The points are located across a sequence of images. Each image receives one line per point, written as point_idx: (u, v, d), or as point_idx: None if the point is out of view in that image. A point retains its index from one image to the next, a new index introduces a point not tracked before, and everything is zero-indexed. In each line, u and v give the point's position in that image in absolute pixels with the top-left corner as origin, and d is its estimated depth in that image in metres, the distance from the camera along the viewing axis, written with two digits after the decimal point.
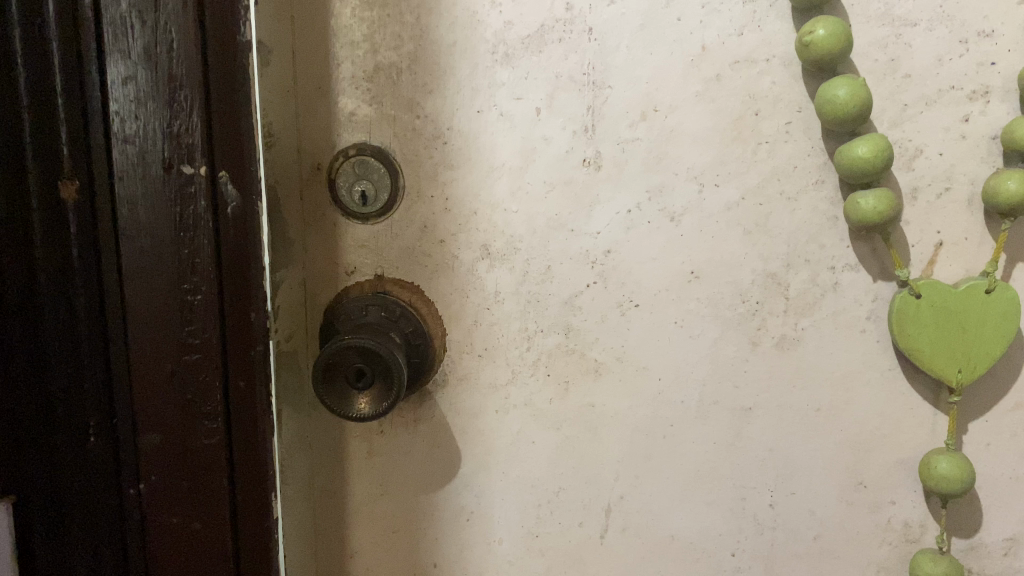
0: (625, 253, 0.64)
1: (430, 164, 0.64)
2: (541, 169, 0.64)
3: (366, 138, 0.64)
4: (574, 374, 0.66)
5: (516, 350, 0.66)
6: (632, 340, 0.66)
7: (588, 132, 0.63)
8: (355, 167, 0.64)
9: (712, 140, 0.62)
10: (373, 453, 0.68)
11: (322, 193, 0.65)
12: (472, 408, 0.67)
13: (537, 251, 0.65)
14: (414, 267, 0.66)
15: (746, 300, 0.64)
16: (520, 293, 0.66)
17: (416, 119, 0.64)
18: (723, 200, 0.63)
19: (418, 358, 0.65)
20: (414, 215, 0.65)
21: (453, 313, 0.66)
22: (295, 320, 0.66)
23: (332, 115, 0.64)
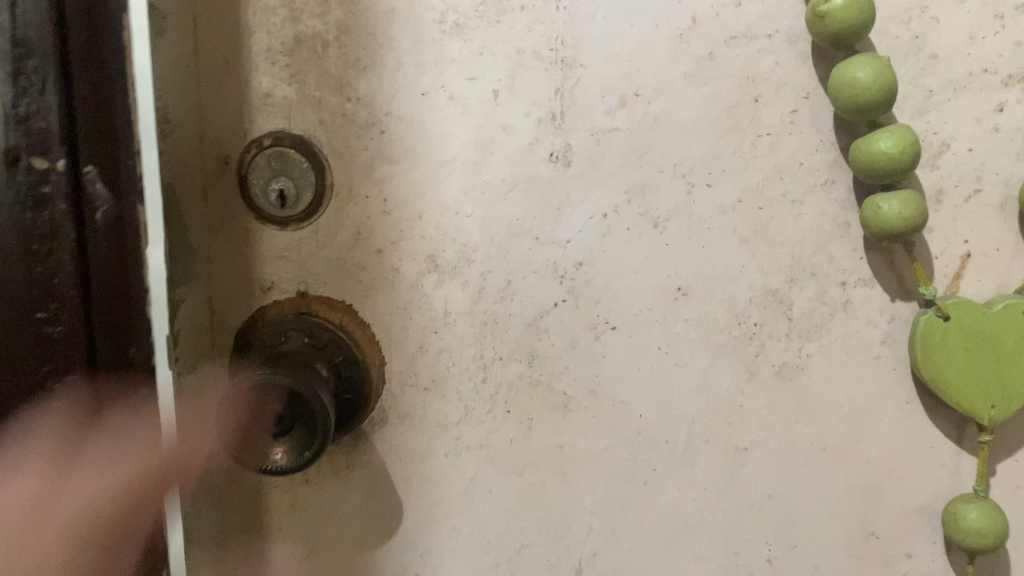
0: (601, 266, 0.54)
1: (363, 158, 0.53)
2: (499, 165, 0.53)
3: (285, 125, 0.52)
4: (540, 411, 0.56)
5: (470, 382, 0.55)
6: (608, 369, 0.55)
7: (555, 120, 0.52)
8: (272, 161, 0.52)
9: (705, 131, 0.52)
10: (296, 506, 0.57)
11: (232, 192, 0.53)
12: (418, 451, 0.56)
13: (494, 263, 0.54)
14: (345, 282, 0.54)
15: (742, 320, 0.54)
16: (475, 313, 0.55)
17: (346, 102, 0.52)
18: (717, 202, 0.53)
19: (350, 394, 0.54)
20: (345, 221, 0.53)
21: (393, 337, 0.55)
22: (202, 344, 0.55)
23: (242, 97, 0.52)
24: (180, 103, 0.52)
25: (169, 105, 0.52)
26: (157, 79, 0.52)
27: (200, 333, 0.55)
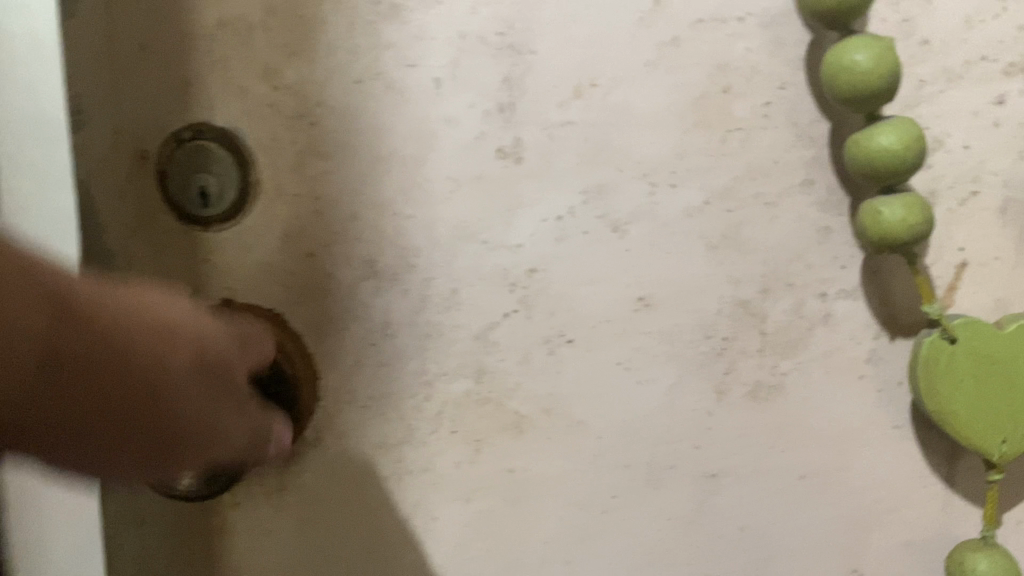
0: (555, 273, 0.49)
1: (292, 153, 0.48)
2: (442, 161, 0.48)
3: (207, 116, 0.48)
4: (489, 431, 0.51)
5: (412, 400, 0.50)
6: (564, 387, 0.50)
7: (504, 112, 0.47)
8: (193, 156, 0.48)
9: (668, 125, 0.47)
10: (222, 533, 0.52)
11: (150, 189, 0.48)
12: (357, 474, 0.52)
13: (437, 269, 0.49)
14: (275, 288, 0.50)
15: (712, 334, 0.49)
16: (417, 324, 0.50)
17: (274, 91, 0.47)
18: (682, 204, 0.48)
19: (278, 412, 0.49)
20: (274, 222, 0.49)
21: (328, 349, 0.50)
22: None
23: (161, 86, 0.48)
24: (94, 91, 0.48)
25: (82, 95, 0.48)
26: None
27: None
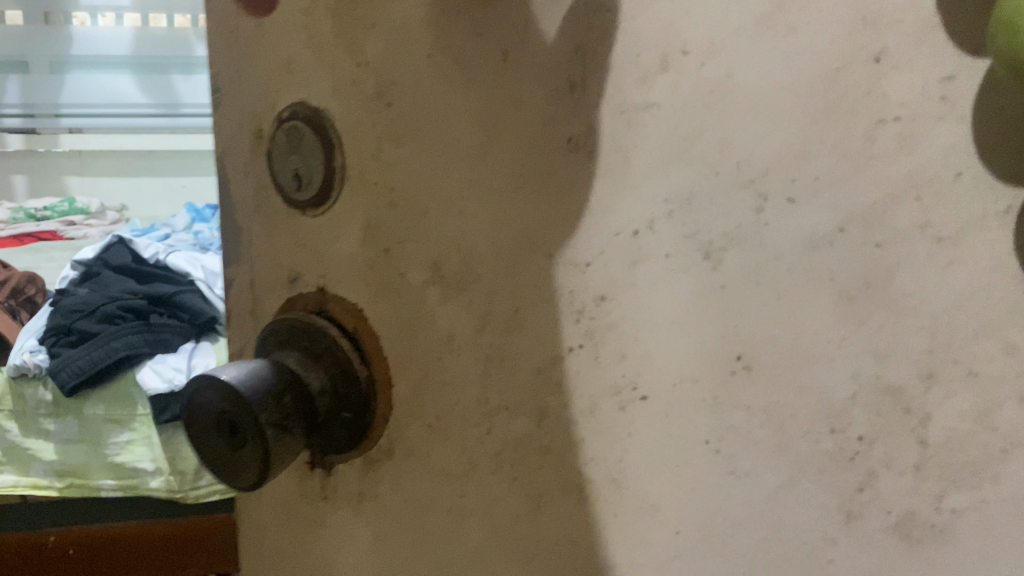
0: (633, 303, 0.36)
1: (372, 137, 0.41)
2: (506, 150, 0.37)
3: (304, 94, 0.43)
4: (550, 489, 0.40)
5: (473, 429, 0.41)
6: (636, 455, 0.37)
7: (576, 90, 0.35)
8: (289, 137, 0.44)
9: (791, 112, 0.32)
10: (317, 522, 0.50)
11: (262, 167, 0.47)
12: (420, 499, 0.45)
13: (500, 284, 0.39)
14: (359, 282, 0.44)
15: (839, 428, 0.34)
16: (480, 345, 0.40)
17: (355, 69, 0.41)
18: (803, 227, 0.33)
19: (350, 413, 0.45)
20: (356, 209, 0.43)
21: (401, 355, 0.43)
22: (246, 327, 0.52)
23: (269, 61, 0.45)
24: (228, 69, 0.48)
25: (220, 75, 0.49)
26: (212, 45, 0.49)
27: (243, 315, 0.52)
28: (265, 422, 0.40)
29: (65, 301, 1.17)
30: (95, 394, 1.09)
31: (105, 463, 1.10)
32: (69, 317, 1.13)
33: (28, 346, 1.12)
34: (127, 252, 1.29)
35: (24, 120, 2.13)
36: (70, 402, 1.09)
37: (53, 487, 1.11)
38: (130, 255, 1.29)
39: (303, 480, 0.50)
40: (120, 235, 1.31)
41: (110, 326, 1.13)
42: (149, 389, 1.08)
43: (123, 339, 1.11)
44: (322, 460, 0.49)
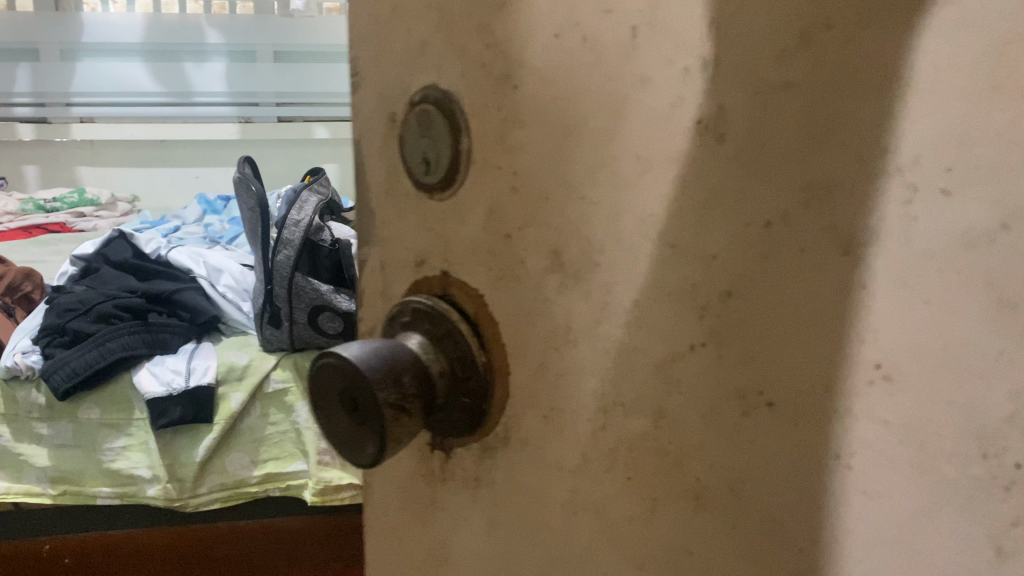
0: (760, 300, 0.33)
1: (497, 120, 0.40)
2: (630, 134, 0.36)
3: (433, 77, 0.42)
4: (663, 490, 0.38)
5: (586, 422, 0.40)
6: (757, 464, 0.35)
7: (705, 70, 0.33)
8: (417, 118, 0.43)
9: (948, 93, 0.28)
10: (437, 502, 0.51)
11: (396, 152, 0.47)
12: (533, 489, 0.44)
13: (621, 272, 0.37)
14: (480, 268, 0.44)
15: (990, 453, 0.29)
16: (597, 336, 0.39)
17: (485, 50, 0.40)
18: (955, 225, 0.29)
19: (470, 399, 0.45)
20: (479, 193, 0.42)
21: (519, 343, 0.43)
22: (376, 308, 0.53)
23: (399, 42, 0.45)
24: (364, 49, 0.49)
25: (360, 61, 0.49)
26: (354, 29, 0.49)
27: (374, 297, 0.53)
28: (383, 399, 0.40)
29: (64, 300, 1.54)
30: (89, 403, 1.46)
31: (101, 468, 1.47)
32: (70, 317, 1.49)
33: (21, 347, 1.47)
34: (127, 248, 1.73)
35: (34, 108, 2.80)
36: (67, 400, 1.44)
37: (48, 493, 1.48)
38: (128, 252, 1.72)
39: (425, 469, 0.51)
40: (117, 231, 1.75)
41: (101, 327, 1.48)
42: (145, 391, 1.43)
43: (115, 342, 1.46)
44: (442, 444, 0.49)
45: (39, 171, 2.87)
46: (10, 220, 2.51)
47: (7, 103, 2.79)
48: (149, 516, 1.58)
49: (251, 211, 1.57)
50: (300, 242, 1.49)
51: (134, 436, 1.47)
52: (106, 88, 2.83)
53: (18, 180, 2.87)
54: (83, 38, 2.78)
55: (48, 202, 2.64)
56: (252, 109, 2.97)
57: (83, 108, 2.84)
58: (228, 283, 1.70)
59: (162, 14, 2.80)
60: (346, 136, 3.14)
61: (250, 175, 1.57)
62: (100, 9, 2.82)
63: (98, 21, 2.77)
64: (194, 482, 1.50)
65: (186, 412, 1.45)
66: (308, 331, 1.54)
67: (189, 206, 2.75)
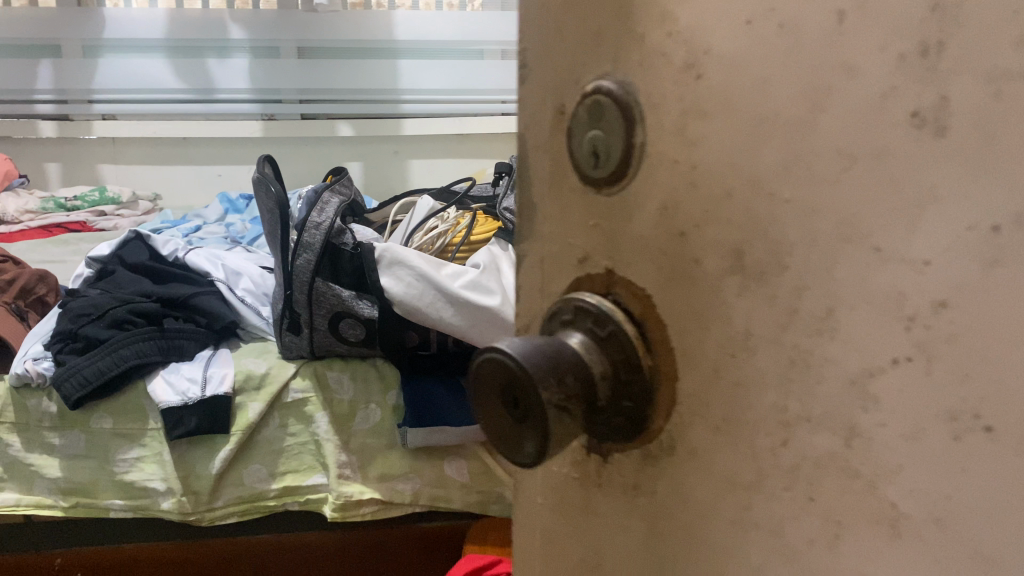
0: (981, 313, 0.29)
1: (676, 112, 0.37)
2: (835, 126, 0.31)
3: (611, 66, 0.39)
4: (851, 517, 0.34)
5: (765, 439, 0.37)
6: (970, 496, 0.30)
7: (926, 56, 0.28)
8: (588, 110, 0.41)
9: None
10: (590, 507, 0.48)
11: (563, 147, 0.44)
12: (699, 503, 0.41)
13: (815, 276, 0.33)
14: (649, 269, 0.40)
15: None
16: (782, 346, 0.35)
17: (666, 38, 0.37)
18: None
19: (632, 403, 0.42)
20: (654, 186, 0.39)
21: (688, 349, 0.39)
22: (534, 305, 0.50)
23: (567, 32, 0.42)
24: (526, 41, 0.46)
25: (527, 49, 0.46)
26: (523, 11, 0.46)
27: (532, 293, 0.50)
28: (547, 399, 0.38)
29: (77, 304, 1.50)
30: (102, 412, 1.43)
31: (115, 481, 1.44)
32: (82, 323, 1.45)
33: (31, 353, 1.43)
34: (144, 250, 1.69)
35: (57, 104, 2.89)
36: (79, 409, 1.41)
37: (59, 505, 1.45)
38: (145, 254, 1.68)
39: (577, 465, 0.49)
40: (135, 232, 1.71)
41: (114, 332, 1.44)
42: (158, 399, 1.40)
43: (123, 350, 1.41)
44: (599, 448, 0.46)
45: (60, 169, 2.99)
46: (29, 218, 2.62)
47: (30, 100, 2.90)
48: (163, 531, 1.55)
49: (270, 211, 1.49)
50: (320, 246, 1.41)
51: (147, 447, 1.44)
52: (128, 85, 2.88)
53: (40, 178, 2.99)
54: (106, 34, 2.83)
55: (70, 201, 2.72)
56: (275, 106, 2.95)
57: (105, 104, 2.91)
58: (247, 287, 1.64)
59: (184, 9, 2.81)
60: (370, 139, 3.01)
61: (269, 175, 1.51)
62: (124, 6, 2.84)
63: (121, 17, 2.80)
64: (209, 496, 1.46)
65: (202, 424, 1.41)
66: (329, 339, 1.46)
67: (212, 204, 2.74)
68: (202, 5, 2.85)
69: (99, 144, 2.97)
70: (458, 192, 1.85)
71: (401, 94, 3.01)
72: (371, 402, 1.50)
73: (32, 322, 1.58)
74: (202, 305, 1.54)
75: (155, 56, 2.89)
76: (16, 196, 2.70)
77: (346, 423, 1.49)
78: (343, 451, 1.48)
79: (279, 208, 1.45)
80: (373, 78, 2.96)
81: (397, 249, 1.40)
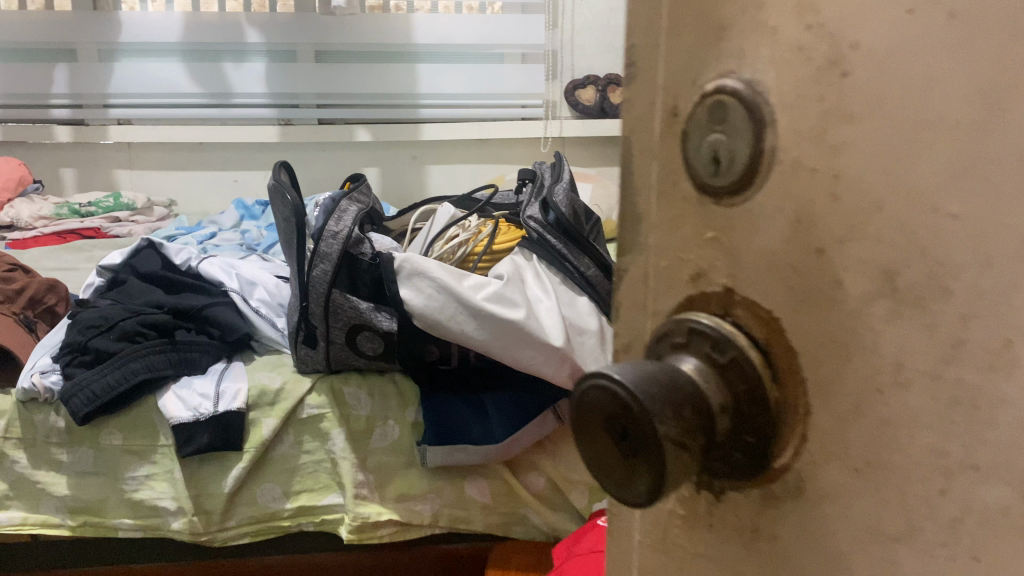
0: None
1: (815, 114, 0.33)
2: None
3: (739, 62, 0.36)
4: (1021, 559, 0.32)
5: (919, 480, 0.34)
6: None
7: None
8: (709, 110, 0.37)
9: None
10: (695, 549, 0.44)
11: (674, 151, 0.40)
12: (830, 551, 0.37)
13: (983, 299, 0.31)
14: (777, 289, 0.37)
15: None
16: (943, 377, 0.32)
17: (808, 33, 0.33)
18: None
19: (755, 440, 0.39)
20: (786, 197, 0.35)
21: (825, 381, 0.36)
22: (636, 325, 0.46)
23: (689, 28, 0.39)
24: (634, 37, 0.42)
25: (635, 45, 0.43)
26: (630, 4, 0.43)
27: (635, 312, 0.46)
28: (665, 435, 0.36)
29: (86, 315, 1.45)
30: (112, 428, 1.38)
31: (125, 499, 1.40)
32: (91, 335, 1.40)
33: (38, 366, 1.39)
34: (157, 259, 1.66)
35: (71, 110, 2.87)
36: (88, 424, 1.36)
37: (66, 525, 1.40)
38: (158, 263, 1.65)
39: (684, 503, 0.45)
40: (148, 240, 1.67)
41: (125, 346, 1.39)
42: (169, 415, 1.35)
43: (134, 364, 1.36)
44: (709, 485, 0.43)
45: (76, 174, 2.97)
46: (44, 224, 2.58)
47: (47, 105, 2.89)
48: (173, 551, 1.50)
49: (285, 220, 1.43)
50: (337, 256, 1.35)
51: (158, 465, 1.39)
52: (143, 90, 2.85)
53: (56, 183, 2.98)
54: (122, 38, 2.79)
55: (84, 206, 2.66)
56: (292, 111, 2.91)
57: (120, 109, 2.88)
58: (262, 297, 1.57)
59: (200, 12, 2.78)
60: (388, 143, 2.98)
61: (284, 182, 1.45)
62: (140, 9, 2.81)
63: (136, 20, 2.77)
64: (222, 516, 1.41)
65: (214, 440, 1.36)
66: (346, 352, 1.41)
67: (227, 211, 2.68)
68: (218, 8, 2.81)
69: (116, 148, 2.96)
70: (481, 200, 1.80)
71: (419, 99, 2.97)
72: (390, 419, 1.44)
73: (41, 333, 1.53)
74: (216, 316, 1.49)
75: (171, 60, 2.86)
76: (30, 201, 2.67)
77: (364, 441, 1.43)
78: (361, 470, 1.43)
79: (294, 216, 1.39)
80: (390, 83, 2.92)
81: (417, 260, 1.34)
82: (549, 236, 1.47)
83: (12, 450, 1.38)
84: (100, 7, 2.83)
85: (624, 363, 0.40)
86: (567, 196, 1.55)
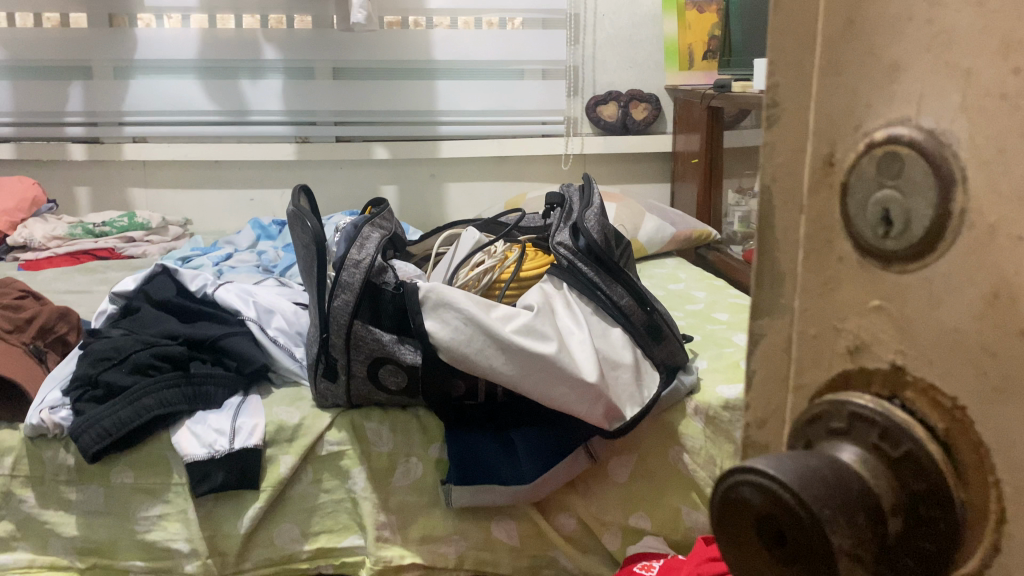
0: None
1: (993, 148, 0.42)
2: None
3: (912, 121, 0.46)
4: None
5: None
6: None
7: None
8: (882, 165, 0.47)
9: None
10: None
11: (835, 210, 0.51)
12: None
13: None
14: (948, 332, 0.45)
15: None
16: None
17: (989, 91, 0.42)
18: None
19: (931, 543, 0.48)
20: (974, 274, 0.44)
21: (1001, 449, 0.44)
22: (775, 396, 0.59)
23: (857, 92, 0.49)
24: (795, 103, 0.52)
25: (784, 87, 0.53)
26: (771, 65, 0.53)
27: (772, 381, 0.58)
28: (837, 532, 0.46)
29: (98, 346, 1.39)
30: (123, 466, 1.32)
31: (135, 541, 1.34)
32: (103, 368, 1.34)
33: (47, 401, 1.33)
34: (171, 285, 1.59)
35: (87, 128, 2.83)
36: (99, 462, 1.31)
37: (76, 566, 1.36)
38: (172, 289, 1.58)
39: None
40: (162, 266, 1.61)
41: (138, 380, 1.33)
42: (182, 452, 1.29)
43: (147, 399, 1.30)
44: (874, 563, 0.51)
45: (90, 193, 2.95)
46: (58, 244, 2.54)
47: (61, 123, 2.85)
48: None
49: (305, 248, 1.37)
50: (360, 287, 1.29)
51: (171, 504, 1.33)
52: (159, 107, 2.80)
53: (71, 203, 2.96)
54: (138, 55, 2.75)
55: (98, 226, 2.62)
56: (310, 128, 2.86)
57: (135, 127, 2.84)
58: (280, 326, 1.51)
59: (217, 29, 2.73)
60: (406, 160, 2.93)
61: (304, 209, 1.39)
62: (156, 25, 2.76)
63: (153, 37, 2.72)
64: (238, 557, 1.36)
65: (229, 478, 1.30)
66: (368, 387, 1.34)
67: (243, 231, 2.63)
68: (235, 23, 2.76)
69: (131, 166, 2.92)
70: (507, 224, 1.74)
71: (438, 116, 2.89)
72: (413, 456, 1.37)
73: (51, 364, 1.48)
74: (232, 347, 1.43)
75: (187, 77, 2.81)
76: (44, 221, 2.63)
77: (386, 479, 1.38)
78: (383, 511, 1.38)
79: (315, 243, 1.32)
80: (408, 99, 2.85)
81: (443, 290, 1.27)
82: (579, 263, 1.39)
83: (22, 490, 1.34)
84: (116, 23, 2.79)
85: (784, 457, 0.50)
86: (596, 221, 1.47)
